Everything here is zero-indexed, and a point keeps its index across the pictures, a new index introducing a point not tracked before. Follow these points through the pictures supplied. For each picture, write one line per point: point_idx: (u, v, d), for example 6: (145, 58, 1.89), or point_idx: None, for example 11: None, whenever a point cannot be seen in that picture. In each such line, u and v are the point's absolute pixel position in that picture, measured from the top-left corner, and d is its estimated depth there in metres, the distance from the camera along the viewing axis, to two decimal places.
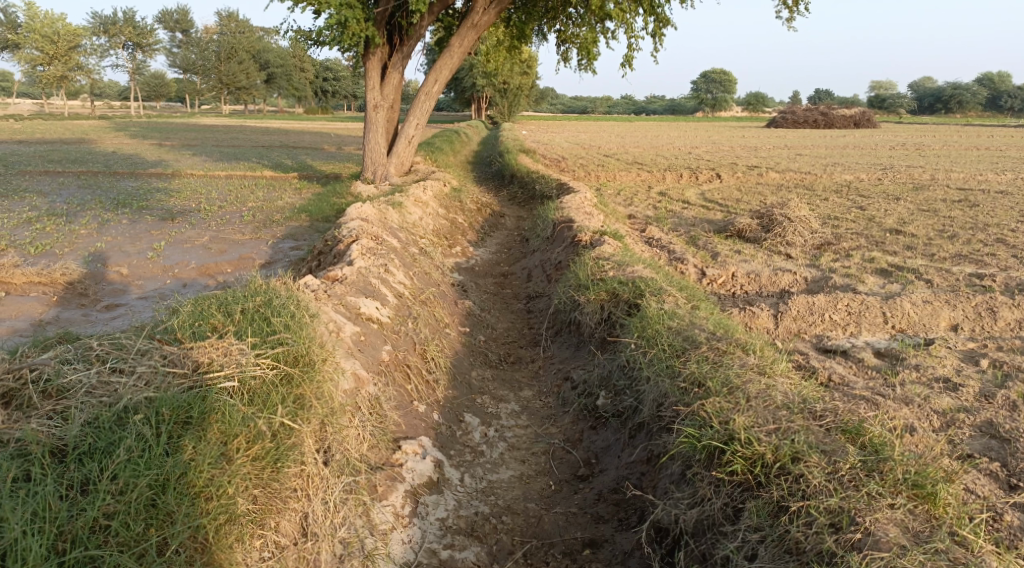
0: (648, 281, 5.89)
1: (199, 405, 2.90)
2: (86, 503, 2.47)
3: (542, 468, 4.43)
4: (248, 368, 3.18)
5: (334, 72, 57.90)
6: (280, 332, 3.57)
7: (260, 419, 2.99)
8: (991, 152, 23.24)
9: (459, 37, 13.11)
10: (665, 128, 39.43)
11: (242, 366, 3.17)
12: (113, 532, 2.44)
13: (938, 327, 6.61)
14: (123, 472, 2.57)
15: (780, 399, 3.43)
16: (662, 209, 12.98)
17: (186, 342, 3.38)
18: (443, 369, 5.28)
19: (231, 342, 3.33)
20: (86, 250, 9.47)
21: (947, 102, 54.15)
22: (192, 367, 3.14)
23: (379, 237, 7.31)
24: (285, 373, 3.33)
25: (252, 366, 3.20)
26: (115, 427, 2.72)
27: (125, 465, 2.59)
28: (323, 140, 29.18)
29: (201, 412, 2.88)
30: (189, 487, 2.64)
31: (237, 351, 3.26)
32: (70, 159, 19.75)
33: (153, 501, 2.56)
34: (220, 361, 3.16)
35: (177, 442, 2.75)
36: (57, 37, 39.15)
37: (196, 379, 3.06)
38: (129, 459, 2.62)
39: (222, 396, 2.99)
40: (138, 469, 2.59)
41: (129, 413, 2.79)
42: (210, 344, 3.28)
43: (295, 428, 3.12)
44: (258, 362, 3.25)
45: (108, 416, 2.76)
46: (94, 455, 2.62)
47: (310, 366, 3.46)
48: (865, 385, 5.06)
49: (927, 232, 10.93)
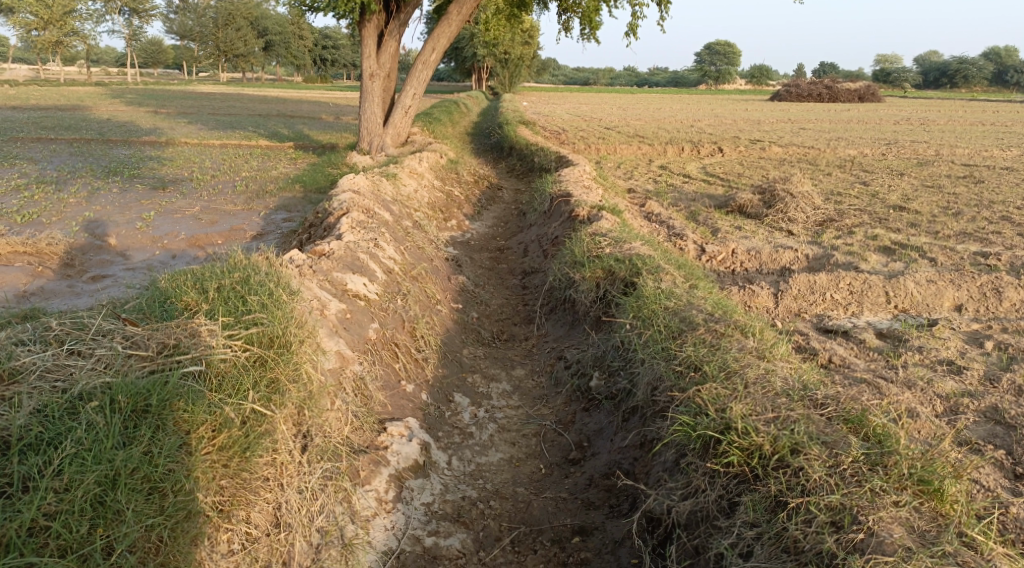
0: (646, 259, 5.71)
1: (159, 392, 2.73)
2: (24, 503, 2.30)
3: (533, 451, 4.31)
4: (217, 351, 3.01)
5: (332, 40, 57.10)
6: (254, 311, 3.40)
7: (228, 407, 2.85)
8: (996, 128, 22.85)
9: (457, 5, 12.74)
10: (668, 102, 38.86)
11: (210, 347, 3.02)
12: (54, 534, 2.29)
13: (941, 307, 6.45)
14: (69, 468, 2.41)
15: (779, 385, 3.27)
16: (662, 184, 12.76)
17: (155, 322, 3.23)
18: (433, 347, 5.13)
19: (200, 321, 3.16)
20: (74, 219, 9.27)
21: (953, 77, 53.40)
22: (157, 349, 2.97)
23: (370, 210, 7.12)
24: (258, 356, 3.17)
25: (222, 349, 3.04)
26: (66, 416, 2.57)
27: (71, 460, 2.44)
28: (320, 110, 28.82)
29: (160, 399, 2.72)
30: (142, 483, 2.50)
31: (206, 332, 3.10)
32: (64, 126, 19.41)
33: (101, 499, 2.41)
34: (187, 342, 3.00)
35: (133, 433, 2.59)
36: (52, 1, 38.40)
37: (161, 362, 2.90)
38: (76, 452, 2.47)
39: (186, 381, 2.84)
40: (85, 464, 2.43)
41: (82, 401, 2.63)
42: (178, 324, 3.12)
43: (267, 415, 2.98)
44: (229, 344, 3.09)
45: (60, 404, 2.60)
46: (39, 448, 2.45)
47: (286, 348, 3.31)
48: (866, 367, 4.93)
49: (931, 209, 10.72)
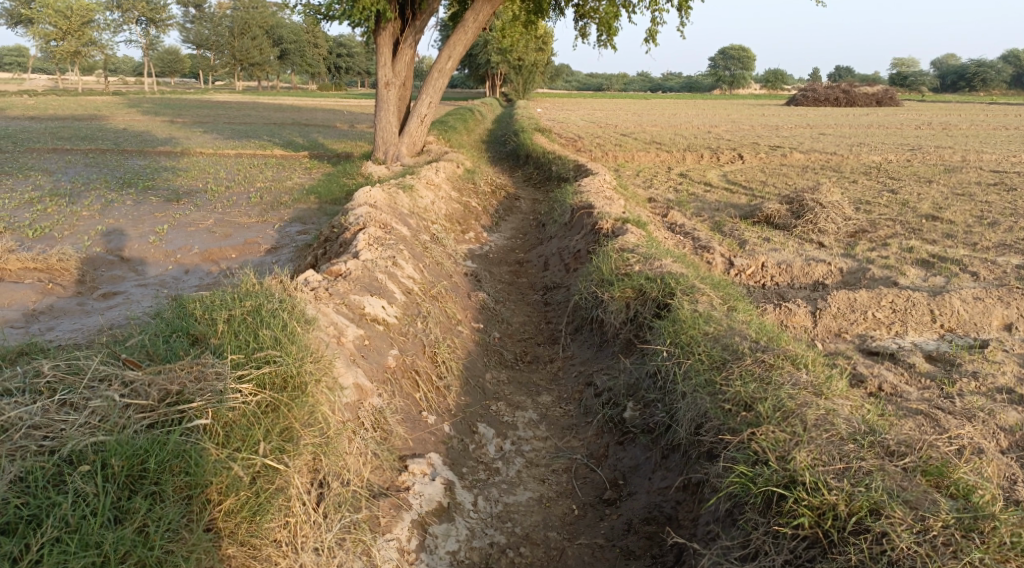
0: (679, 278, 5.39)
1: (157, 453, 2.48)
2: None
3: (564, 490, 4.01)
4: (225, 399, 2.74)
5: (346, 49, 57.00)
6: (266, 347, 3.13)
7: (236, 464, 2.58)
8: (1021, 133, 22.27)
9: (473, 12, 12.51)
10: (683, 107, 38.53)
11: (219, 394, 2.76)
12: None
13: (990, 326, 6.05)
14: (47, 558, 2.17)
15: (843, 428, 2.96)
16: (684, 193, 12.41)
17: (159, 362, 2.98)
18: (455, 374, 4.83)
19: (207, 363, 2.90)
20: (86, 233, 9.07)
21: (971, 80, 52.51)
22: (159, 396, 2.70)
23: (387, 225, 6.86)
24: (269, 401, 2.89)
25: (230, 396, 2.77)
26: (50, 487, 2.33)
27: (52, 546, 2.20)
28: (334, 118, 28.74)
29: (159, 462, 2.47)
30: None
31: (213, 376, 2.84)
32: (79, 136, 19.37)
33: None
34: (192, 389, 2.74)
35: (125, 507, 2.36)
36: (70, 12, 38.69)
37: (162, 414, 2.64)
38: (58, 535, 2.23)
39: (189, 438, 2.58)
40: (69, 550, 2.20)
41: (71, 467, 2.40)
42: (182, 367, 2.86)
43: (280, 469, 2.70)
44: (238, 389, 2.82)
45: (45, 470, 2.37)
46: (19, 530, 2.22)
47: (300, 389, 3.03)
48: (920, 396, 4.59)
49: (965, 218, 10.31)
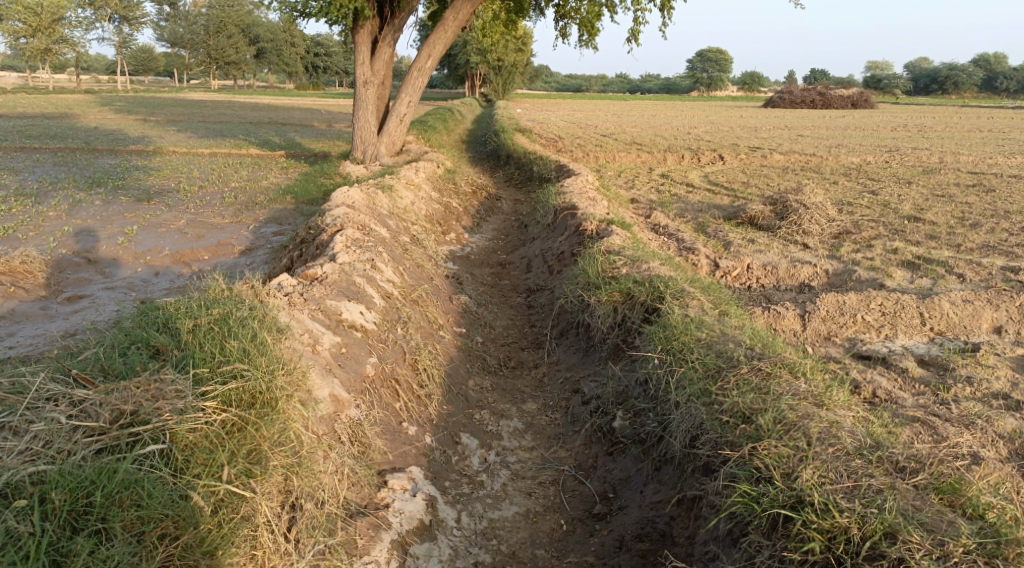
0: (668, 280, 5.23)
1: (106, 484, 2.26)
2: None
3: (552, 504, 3.81)
4: (185, 419, 2.53)
5: (324, 48, 55.97)
6: (232, 360, 2.91)
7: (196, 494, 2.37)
8: (994, 135, 22.47)
9: (453, 10, 12.30)
10: (662, 109, 38.66)
11: (178, 412, 2.55)
12: None
13: (980, 329, 5.93)
14: None
15: (850, 442, 2.89)
16: (666, 194, 12.28)
17: (114, 378, 2.75)
18: (436, 382, 4.62)
19: (167, 379, 2.68)
20: (52, 234, 8.72)
21: (944, 83, 53.35)
22: (110, 418, 2.48)
23: (366, 226, 6.63)
24: (235, 419, 2.67)
25: (191, 416, 2.55)
26: None
27: None
28: (312, 117, 28.29)
29: (106, 495, 2.25)
30: None
31: (173, 394, 2.62)
32: (48, 134, 18.84)
33: None
34: (148, 409, 2.52)
35: (67, 547, 2.13)
36: (41, 8, 37.91)
37: (113, 437, 2.43)
38: None
39: (139, 467, 2.36)
40: None
41: (6, 502, 2.18)
42: (138, 384, 2.63)
43: (245, 496, 2.49)
44: (200, 407, 2.61)
45: None
46: None
47: (269, 406, 2.81)
48: (915, 403, 4.46)
49: (947, 220, 10.28)
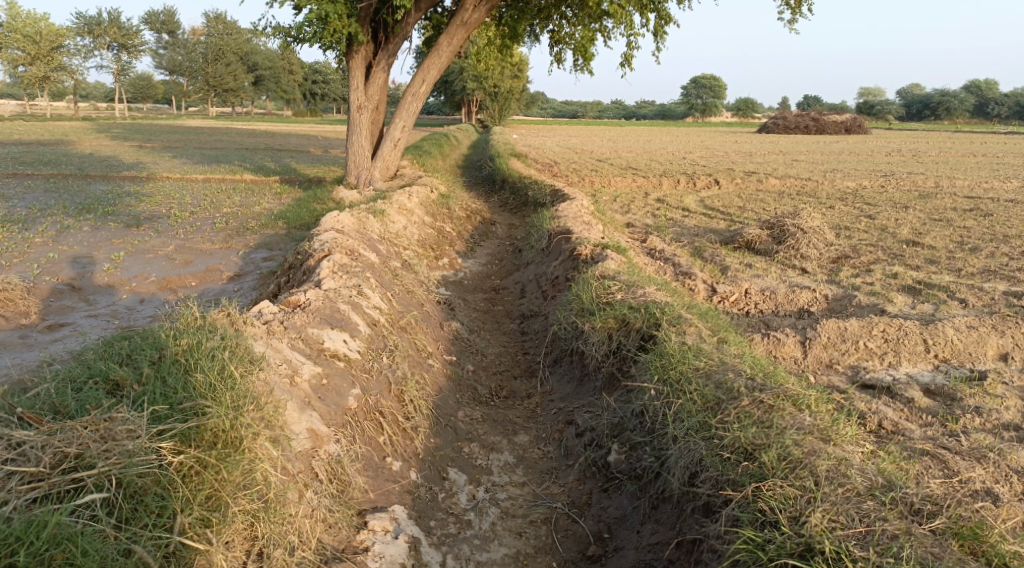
0: (664, 307, 5.06)
1: (37, 536, 2.15)
2: None
3: (543, 545, 3.59)
4: (133, 464, 2.42)
5: (322, 75, 56.30)
6: (192, 396, 2.78)
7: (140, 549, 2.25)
8: (989, 159, 22.51)
9: (447, 36, 12.27)
10: (657, 135, 38.84)
11: (127, 455, 2.44)
12: None
13: (986, 356, 5.74)
14: None
15: (859, 483, 2.85)
16: (662, 218, 12.16)
17: (63, 416, 2.63)
18: (424, 414, 4.39)
19: (118, 418, 2.56)
20: (37, 261, 8.53)
21: (936, 109, 53.72)
22: (51, 462, 2.38)
23: (354, 251, 6.45)
24: (192, 462, 2.54)
25: (141, 461, 2.44)
26: None
27: None
28: (308, 144, 28.22)
29: (32, 553, 2.12)
30: None
31: (123, 434, 2.51)
32: (42, 161, 18.72)
33: None
34: (94, 452, 2.42)
35: None
36: (39, 37, 38.11)
37: (51, 483, 2.33)
38: None
39: (79, 520, 2.26)
40: None
41: None
42: (85, 423, 2.53)
43: (199, 548, 2.35)
44: (153, 450, 2.49)
45: None
46: None
47: (231, 446, 2.66)
48: (923, 434, 4.28)
49: (946, 244, 10.15)
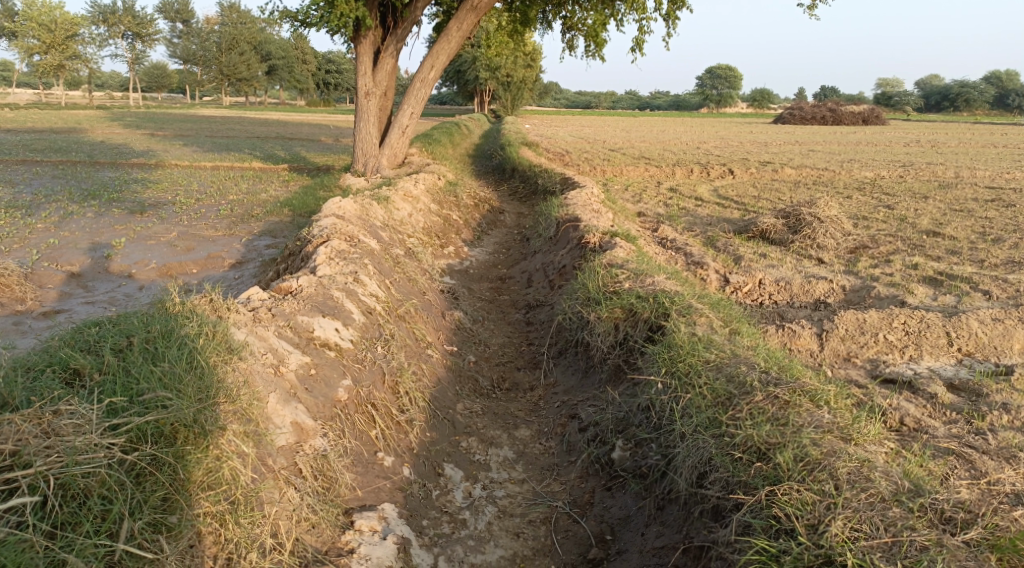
0: (673, 296, 4.82)
1: None
2: None
3: (543, 546, 3.39)
4: (77, 464, 2.30)
5: (335, 65, 56.09)
6: (153, 388, 2.66)
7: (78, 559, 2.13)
8: (1010, 150, 22.01)
9: (457, 21, 11.99)
10: (671, 125, 38.35)
11: (71, 453, 2.32)
12: None
13: (1012, 351, 5.44)
14: None
15: (885, 488, 2.66)
16: (674, 207, 11.88)
17: (10, 407, 2.49)
18: (420, 407, 4.18)
19: (64, 412, 2.45)
20: (37, 247, 8.38)
21: (955, 100, 52.67)
22: None
23: (354, 237, 6.24)
24: (146, 460, 2.44)
25: (87, 459, 2.33)
26: None
27: None
28: (319, 133, 28.02)
29: None
30: None
31: (70, 429, 2.40)
32: (53, 148, 18.60)
33: None
34: (34, 449, 2.29)
35: None
36: (53, 25, 38.10)
37: None
38: None
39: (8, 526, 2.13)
40: None
41: None
42: (29, 416, 2.40)
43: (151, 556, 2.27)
44: (101, 448, 2.38)
45: None
46: None
47: (190, 442, 2.57)
48: (947, 432, 4.03)
49: (967, 235, 9.82)
